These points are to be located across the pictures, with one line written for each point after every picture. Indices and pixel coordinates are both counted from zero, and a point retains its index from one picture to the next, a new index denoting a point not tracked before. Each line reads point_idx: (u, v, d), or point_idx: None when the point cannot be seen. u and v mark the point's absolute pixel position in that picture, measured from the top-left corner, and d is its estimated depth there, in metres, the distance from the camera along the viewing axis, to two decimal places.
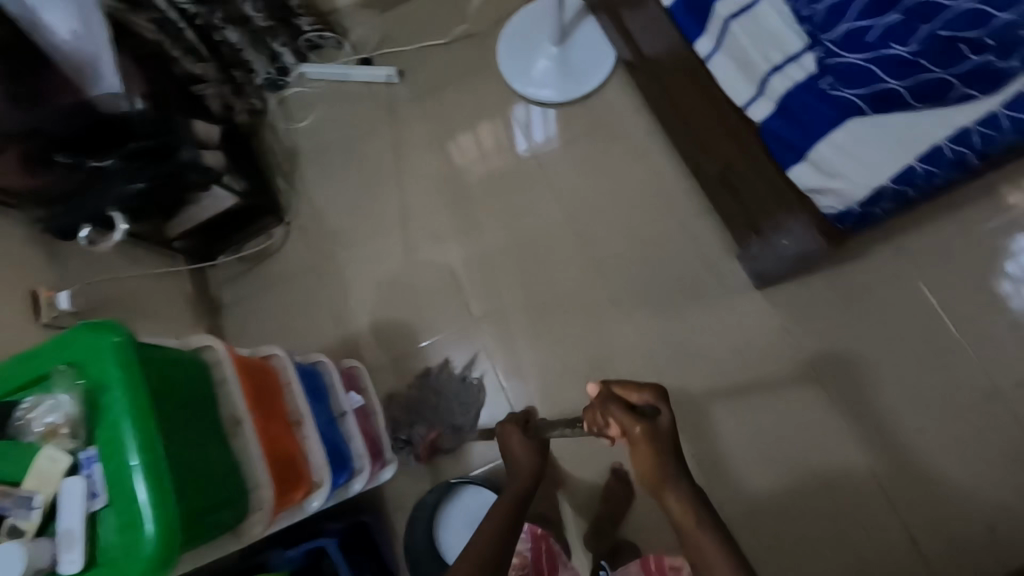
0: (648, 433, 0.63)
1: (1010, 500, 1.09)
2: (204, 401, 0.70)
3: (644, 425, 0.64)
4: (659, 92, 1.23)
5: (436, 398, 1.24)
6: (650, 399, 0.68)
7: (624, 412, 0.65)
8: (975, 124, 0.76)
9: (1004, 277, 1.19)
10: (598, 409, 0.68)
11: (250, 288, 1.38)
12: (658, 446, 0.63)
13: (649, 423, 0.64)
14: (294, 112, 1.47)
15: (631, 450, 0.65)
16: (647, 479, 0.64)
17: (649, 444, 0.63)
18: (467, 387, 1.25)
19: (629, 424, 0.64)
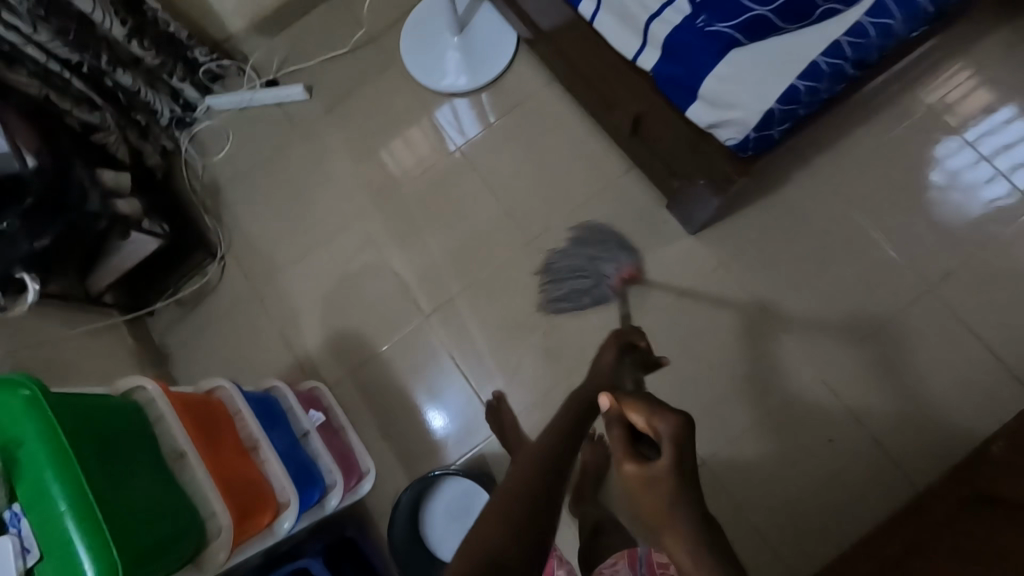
0: (641, 479, 0.46)
1: (954, 386, 1.16)
2: (143, 440, 0.69)
3: (633, 468, 0.47)
4: (562, 63, 1.25)
5: (587, 246, 1.26)
6: (655, 431, 0.48)
7: (620, 446, 0.50)
8: (845, 36, 0.82)
9: (930, 185, 1.25)
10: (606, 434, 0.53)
11: (196, 328, 1.35)
12: (657, 494, 0.45)
13: (638, 467, 0.47)
14: (209, 146, 1.45)
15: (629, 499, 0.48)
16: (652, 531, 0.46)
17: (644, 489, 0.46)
18: (609, 228, 1.29)
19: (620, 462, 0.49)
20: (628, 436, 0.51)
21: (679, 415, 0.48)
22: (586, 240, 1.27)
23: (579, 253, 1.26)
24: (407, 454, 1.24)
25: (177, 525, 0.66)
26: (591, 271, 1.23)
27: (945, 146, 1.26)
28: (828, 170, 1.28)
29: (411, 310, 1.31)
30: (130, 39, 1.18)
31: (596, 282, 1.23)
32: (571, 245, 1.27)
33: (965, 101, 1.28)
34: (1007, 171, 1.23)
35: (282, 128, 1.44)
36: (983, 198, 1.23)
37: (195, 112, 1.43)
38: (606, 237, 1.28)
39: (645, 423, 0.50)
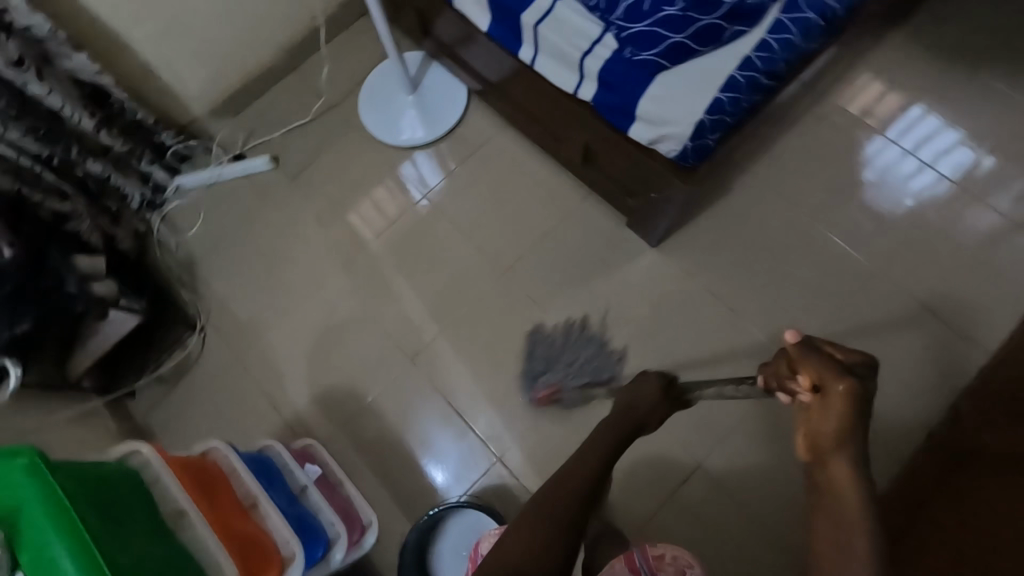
0: (850, 397, 0.53)
1: (921, 356, 1.23)
2: (138, 505, 0.68)
3: (847, 387, 0.54)
4: (511, 108, 1.36)
5: (583, 352, 1.28)
6: (850, 364, 0.56)
7: (830, 367, 0.55)
8: (753, 52, 0.93)
9: (864, 181, 1.37)
10: (797, 357, 0.59)
11: (180, 403, 1.33)
12: (851, 417, 0.53)
13: (856, 385, 0.54)
14: (181, 224, 1.48)
15: (812, 414, 0.56)
16: (815, 449, 0.55)
17: (848, 407, 0.53)
18: (608, 355, 1.28)
19: (830, 378, 0.55)
20: (828, 358, 0.57)
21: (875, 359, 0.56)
22: (590, 352, 1.28)
23: (575, 351, 1.29)
24: (408, 500, 1.23)
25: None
26: (558, 368, 1.28)
27: (873, 146, 1.39)
28: (769, 175, 1.40)
29: (397, 355, 1.33)
30: (98, 129, 1.24)
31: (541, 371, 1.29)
32: (575, 337, 1.30)
33: (877, 104, 1.43)
34: (931, 161, 1.36)
35: (253, 199, 1.49)
36: (915, 186, 1.35)
37: (165, 193, 1.47)
38: (596, 363, 1.27)
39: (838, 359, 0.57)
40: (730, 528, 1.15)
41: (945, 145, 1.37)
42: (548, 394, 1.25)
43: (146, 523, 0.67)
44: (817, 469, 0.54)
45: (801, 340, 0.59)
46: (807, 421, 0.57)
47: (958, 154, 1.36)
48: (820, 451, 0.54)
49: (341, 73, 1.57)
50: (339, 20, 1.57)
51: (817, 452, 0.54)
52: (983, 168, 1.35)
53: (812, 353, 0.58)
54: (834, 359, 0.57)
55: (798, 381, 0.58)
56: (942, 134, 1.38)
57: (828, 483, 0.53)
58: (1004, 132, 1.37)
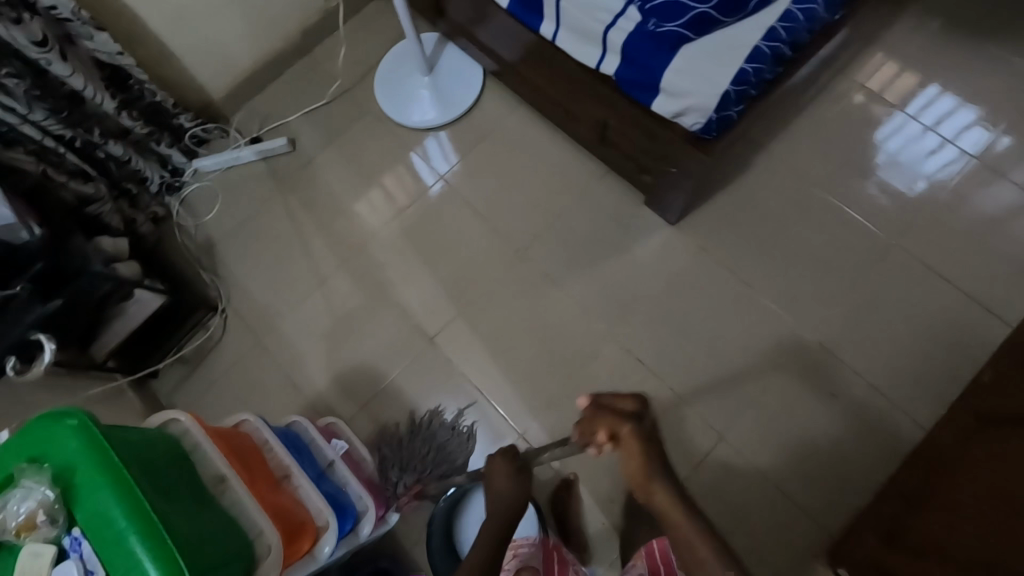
0: (636, 436, 0.70)
1: (940, 332, 1.22)
2: (178, 472, 0.69)
3: (633, 427, 0.71)
4: (527, 87, 1.36)
5: (432, 441, 1.20)
6: (635, 404, 0.73)
7: (616, 419, 0.71)
8: (778, 22, 0.93)
9: (883, 157, 1.36)
10: (592, 420, 0.72)
11: (203, 384, 1.34)
12: (646, 447, 0.70)
13: (638, 424, 0.71)
14: (199, 207, 1.48)
15: (623, 455, 0.71)
16: (640, 481, 0.70)
17: (639, 445, 0.70)
18: (463, 437, 1.22)
19: (618, 426, 0.71)
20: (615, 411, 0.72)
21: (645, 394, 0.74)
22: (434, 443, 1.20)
23: (424, 443, 1.20)
24: None
25: (227, 548, 0.66)
26: (414, 468, 1.14)
27: (893, 122, 1.38)
28: (785, 153, 1.39)
29: (417, 335, 1.34)
30: (119, 111, 1.24)
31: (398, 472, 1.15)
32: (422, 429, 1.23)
33: (895, 80, 1.42)
34: (951, 137, 1.36)
35: (270, 182, 1.49)
36: (935, 162, 1.34)
37: (184, 176, 1.48)
38: (452, 447, 1.20)
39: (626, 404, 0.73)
40: (750, 500, 1.16)
41: (959, 122, 1.37)
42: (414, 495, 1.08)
43: (186, 488, 0.68)
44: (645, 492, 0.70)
45: (592, 403, 0.73)
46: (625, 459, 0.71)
47: (980, 129, 1.36)
48: (643, 482, 0.70)
49: (355, 55, 1.56)
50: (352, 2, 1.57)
51: (641, 480, 0.70)
52: (1003, 144, 1.34)
53: (602, 411, 0.72)
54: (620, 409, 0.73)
55: (598, 437, 0.72)
56: (965, 110, 1.38)
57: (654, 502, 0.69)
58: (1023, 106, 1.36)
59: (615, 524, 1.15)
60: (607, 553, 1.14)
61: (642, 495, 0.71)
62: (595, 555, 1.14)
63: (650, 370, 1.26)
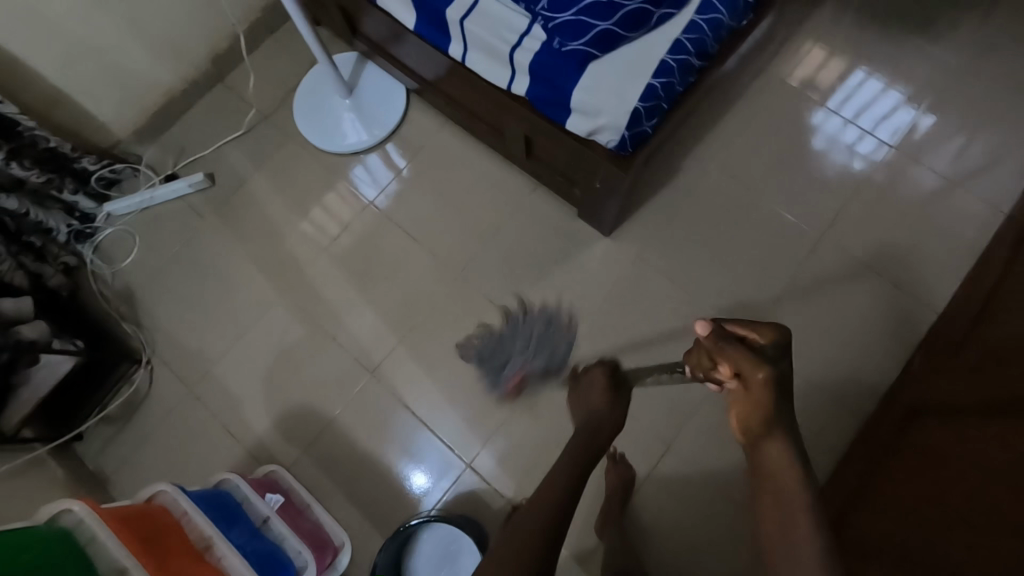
0: (772, 379, 0.59)
1: (872, 322, 1.25)
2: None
3: (765, 363, 0.60)
4: (450, 106, 1.32)
5: (534, 330, 1.21)
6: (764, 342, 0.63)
7: (747, 355, 0.61)
8: (682, 35, 0.92)
9: (810, 152, 1.38)
10: (715, 350, 0.63)
11: (130, 442, 1.27)
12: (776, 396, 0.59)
13: (771, 364, 0.60)
14: (114, 253, 1.40)
15: (745, 396, 0.60)
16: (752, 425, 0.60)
17: (767, 392, 0.59)
18: (556, 329, 1.22)
19: (748, 363, 0.61)
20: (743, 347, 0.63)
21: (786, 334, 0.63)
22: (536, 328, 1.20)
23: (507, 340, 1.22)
24: (379, 515, 1.20)
25: None
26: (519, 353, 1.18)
27: (817, 118, 1.40)
28: (715, 154, 1.39)
29: (356, 368, 1.29)
30: (9, 162, 1.15)
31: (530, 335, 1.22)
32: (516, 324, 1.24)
33: (817, 72, 1.43)
34: (871, 127, 1.38)
35: (192, 221, 1.42)
36: (858, 154, 1.37)
37: (95, 222, 1.39)
38: (551, 338, 1.19)
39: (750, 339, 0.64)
40: (704, 507, 1.16)
41: (881, 109, 1.39)
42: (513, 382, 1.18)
43: None
44: (755, 456, 0.59)
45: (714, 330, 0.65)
46: (754, 406, 0.60)
47: (900, 116, 1.38)
48: (759, 430, 0.59)
49: (272, 80, 1.49)
50: (261, 26, 1.49)
51: (753, 436, 0.59)
52: (920, 128, 1.37)
53: (728, 342, 0.63)
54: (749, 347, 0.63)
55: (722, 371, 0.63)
56: (884, 98, 1.40)
57: (770, 468, 0.57)
58: (937, 89, 1.40)
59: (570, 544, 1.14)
60: (564, 575, 1.13)
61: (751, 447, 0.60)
62: None
63: None
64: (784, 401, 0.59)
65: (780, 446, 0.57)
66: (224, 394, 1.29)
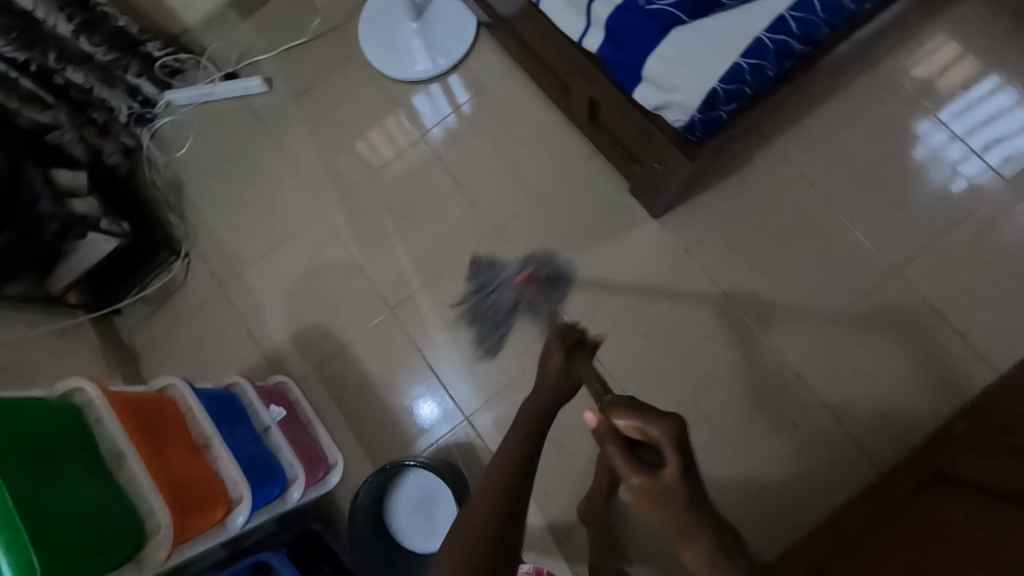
0: (645, 489, 0.50)
1: (921, 367, 1.14)
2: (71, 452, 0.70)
3: (635, 475, 0.51)
4: (518, 48, 1.23)
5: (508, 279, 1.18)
6: (654, 435, 0.52)
7: (622, 461, 0.52)
8: (788, 11, 0.79)
9: (906, 167, 1.22)
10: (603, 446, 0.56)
11: (160, 326, 1.34)
12: (668, 512, 0.49)
13: (642, 473, 0.51)
14: (170, 143, 1.43)
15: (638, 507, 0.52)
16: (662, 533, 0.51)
17: (652, 509, 0.50)
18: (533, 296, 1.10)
19: (624, 473, 0.52)
20: (623, 449, 0.53)
21: (673, 420, 0.51)
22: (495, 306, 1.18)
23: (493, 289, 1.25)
24: (373, 445, 1.25)
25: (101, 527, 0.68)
26: None
27: (922, 128, 1.23)
28: (794, 151, 1.26)
29: (376, 301, 1.31)
30: (77, 36, 1.16)
31: (505, 302, 0.97)
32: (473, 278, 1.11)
33: (939, 76, 1.25)
34: (985, 151, 1.20)
35: (245, 125, 1.42)
36: (959, 178, 1.20)
37: (155, 108, 1.42)
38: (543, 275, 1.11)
39: (640, 428, 0.53)
40: None
41: (1003, 132, 1.21)
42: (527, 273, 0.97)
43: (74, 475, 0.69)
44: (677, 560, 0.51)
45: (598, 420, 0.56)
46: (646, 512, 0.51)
47: (1023, 140, 1.20)
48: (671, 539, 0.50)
49: None
50: None
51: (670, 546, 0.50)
52: None
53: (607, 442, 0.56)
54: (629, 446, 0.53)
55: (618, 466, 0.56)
56: (1009, 117, 1.21)
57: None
58: None
59: (548, 514, 1.16)
60: (536, 542, 1.16)
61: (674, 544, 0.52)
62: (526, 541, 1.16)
63: (608, 370, 1.21)
64: (673, 513, 0.48)
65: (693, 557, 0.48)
66: (250, 299, 1.34)
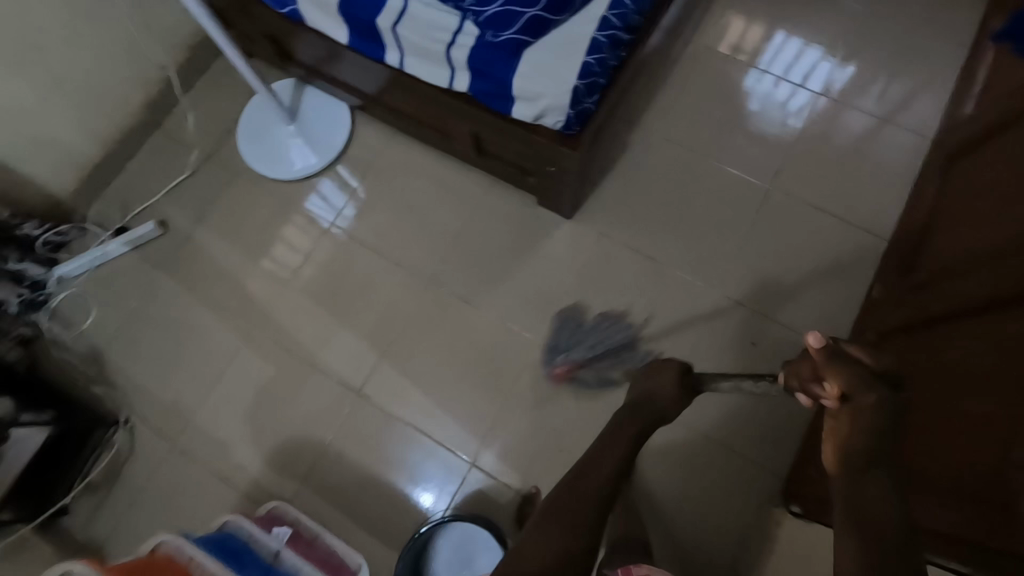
0: (886, 409, 0.51)
1: (828, 262, 1.32)
2: None
3: (883, 395, 0.51)
4: (395, 116, 1.33)
5: (593, 331, 1.29)
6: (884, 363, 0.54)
7: (863, 376, 0.52)
8: (607, 12, 0.96)
9: (748, 111, 1.44)
10: (837, 366, 0.53)
11: (116, 506, 1.22)
12: (884, 427, 0.52)
13: (895, 395, 0.51)
14: (73, 316, 1.35)
15: (846, 423, 0.53)
16: (855, 458, 0.53)
17: (876, 419, 0.51)
18: (620, 333, 1.28)
19: (867, 388, 0.51)
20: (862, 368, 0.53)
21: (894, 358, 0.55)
22: (611, 335, 1.28)
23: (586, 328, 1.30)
24: (389, 533, 1.19)
25: None
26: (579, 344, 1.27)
27: (746, 86, 1.46)
28: (659, 125, 1.44)
29: (344, 391, 1.28)
30: None
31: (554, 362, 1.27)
32: (609, 319, 1.30)
33: (742, 38, 1.50)
34: (800, 81, 1.45)
35: (150, 272, 1.38)
36: (790, 106, 1.44)
37: (46, 288, 1.34)
38: (610, 345, 1.27)
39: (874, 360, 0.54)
40: (704, 468, 1.18)
41: (805, 63, 1.47)
42: (564, 371, 1.25)
43: None
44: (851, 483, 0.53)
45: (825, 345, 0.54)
46: (841, 433, 0.54)
47: (819, 72, 1.46)
48: (852, 463, 0.53)
49: (211, 117, 1.48)
50: (190, 65, 1.47)
51: (853, 465, 0.53)
52: (842, 74, 1.45)
53: (842, 360, 0.53)
54: (867, 365, 0.53)
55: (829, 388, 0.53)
56: (802, 58, 1.47)
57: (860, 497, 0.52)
58: (852, 37, 1.48)
59: None
60: None
61: (849, 473, 0.53)
62: None
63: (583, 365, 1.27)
64: (883, 434, 0.52)
65: (874, 487, 0.52)
66: (210, 439, 1.26)
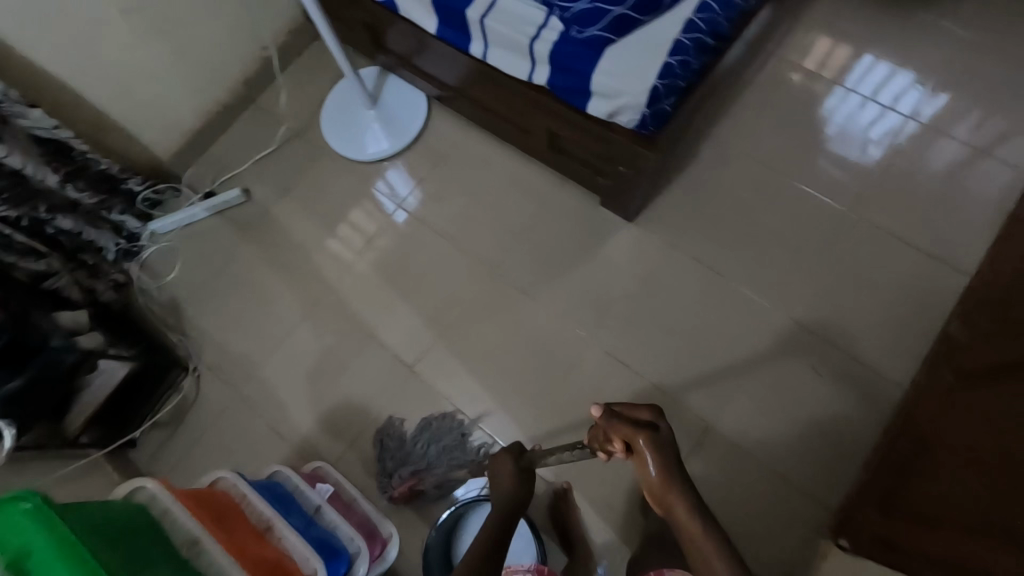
0: (654, 445, 0.63)
1: (902, 292, 1.25)
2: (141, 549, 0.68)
3: (648, 438, 0.63)
4: (470, 107, 1.37)
5: (432, 442, 1.23)
6: (647, 415, 0.66)
7: (631, 428, 0.64)
8: (695, 15, 0.96)
9: (829, 131, 1.39)
10: (613, 429, 0.64)
11: (178, 445, 1.32)
12: (665, 462, 0.63)
13: (654, 432, 0.64)
14: (159, 268, 1.47)
15: (643, 468, 0.64)
16: (659, 498, 0.63)
17: (658, 459, 0.63)
18: (462, 439, 1.23)
19: (634, 436, 0.64)
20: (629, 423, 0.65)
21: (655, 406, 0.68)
22: (445, 445, 1.22)
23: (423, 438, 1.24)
24: (423, 507, 1.22)
25: None
26: (412, 459, 1.21)
27: (826, 107, 1.41)
28: (732, 138, 1.42)
29: (394, 366, 1.33)
30: (64, 184, 1.23)
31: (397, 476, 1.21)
32: (486, 395, 1.28)
33: (829, 56, 1.46)
34: (888, 104, 1.39)
35: (230, 235, 1.49)
36: (875, 129, 1.38)
37: (140, 240, 1.46)
38: (451, 453, 1.22)
39: (637, 417, 0.66)
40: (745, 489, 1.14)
41: (895, 85, 1.41)
42: (406, 488, 1.18)
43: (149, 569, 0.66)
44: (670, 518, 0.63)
45: (603, 413, 0.65)
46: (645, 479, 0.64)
47: (907, 98, 1.39)
48: (661, 498, 0.63)
49: (300, 98, 1.57)
50: (289, 47, 1.58)
51: (662, 502, 0.64)
52: (936, 100, 1.38)
53: (616, 420, 0.65)
54: (633, 418, 0.66)
55: (615, 446, 0.65)
56: (891, 82, 1.41)
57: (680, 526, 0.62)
58: (952, 62, 1.41)
59: (614, 526, 1.14)
60: (610, 556, 1.13)
61: (660, 510, 0.64)
62: (598, 563, 1.13)
63: (629, 369, 1.26)
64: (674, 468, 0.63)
65: (681, 511, 0.62)
66: (266, 396, 1.34)
